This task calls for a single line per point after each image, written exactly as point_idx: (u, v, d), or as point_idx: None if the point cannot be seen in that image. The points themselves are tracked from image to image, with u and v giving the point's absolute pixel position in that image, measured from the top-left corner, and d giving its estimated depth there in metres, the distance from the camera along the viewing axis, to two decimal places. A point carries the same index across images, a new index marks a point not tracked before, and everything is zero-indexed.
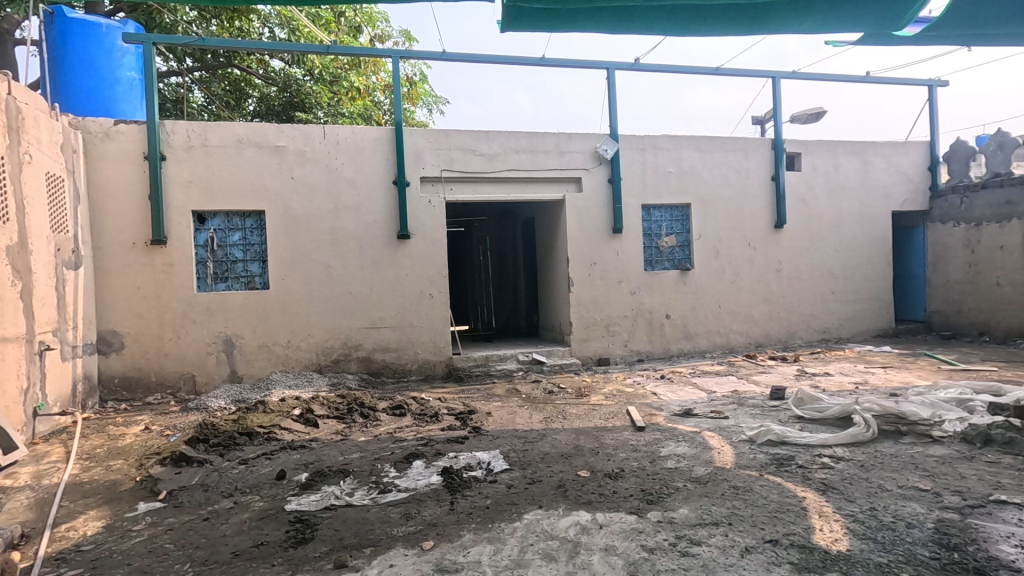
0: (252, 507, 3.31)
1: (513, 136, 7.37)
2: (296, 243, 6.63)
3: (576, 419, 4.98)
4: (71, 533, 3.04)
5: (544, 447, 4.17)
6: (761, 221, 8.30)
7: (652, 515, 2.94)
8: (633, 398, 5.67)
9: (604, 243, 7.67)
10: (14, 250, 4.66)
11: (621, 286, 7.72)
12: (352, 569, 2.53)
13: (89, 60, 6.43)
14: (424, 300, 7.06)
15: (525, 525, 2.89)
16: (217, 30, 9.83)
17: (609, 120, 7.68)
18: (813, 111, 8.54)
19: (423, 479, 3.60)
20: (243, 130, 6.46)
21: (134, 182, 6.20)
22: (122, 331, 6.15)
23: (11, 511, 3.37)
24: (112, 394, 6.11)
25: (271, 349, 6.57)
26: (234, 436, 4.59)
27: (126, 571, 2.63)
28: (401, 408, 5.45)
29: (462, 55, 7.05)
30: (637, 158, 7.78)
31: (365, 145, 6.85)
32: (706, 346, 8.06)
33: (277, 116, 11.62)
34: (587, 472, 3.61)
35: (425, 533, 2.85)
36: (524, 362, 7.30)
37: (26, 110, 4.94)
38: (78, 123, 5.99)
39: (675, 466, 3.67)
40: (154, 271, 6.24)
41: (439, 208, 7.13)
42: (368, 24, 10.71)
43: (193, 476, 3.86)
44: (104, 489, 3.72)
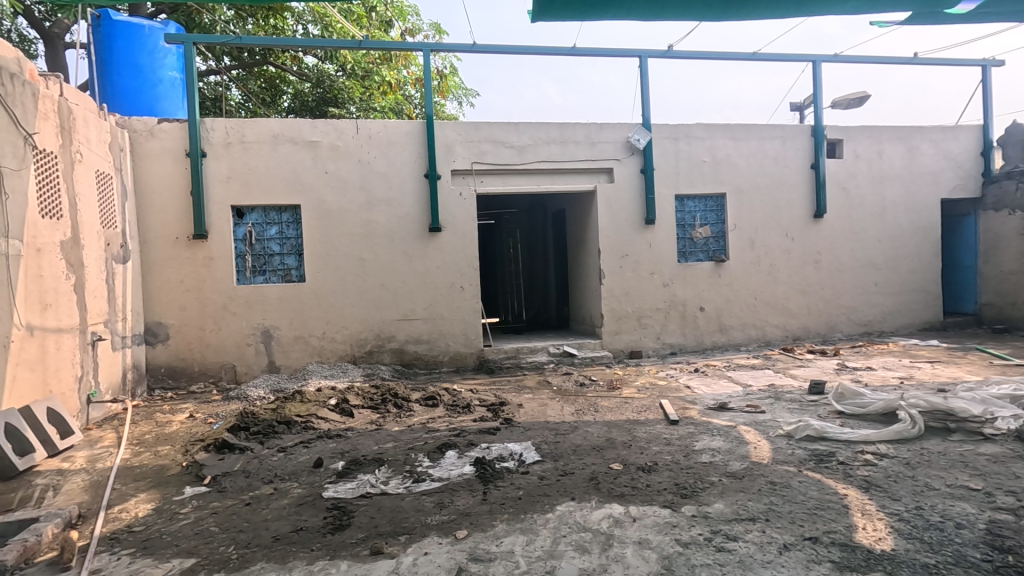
0: (291, 493, 3.41)
1: (543, 127, 7.33)
2: (330, 236, 6.75)
3: (608, 412, 4.94)
4: (124, 514, 3.19)
5: (576, 439, 4.16)
6: (799, 211, 8.05)
7: (686, 509, 2.91)
8: (665, 392, 5.60)
9: (636, 235, 7.56)
10: (67, 245, 4.89)
11: (653, 278, 7.61)
12: (388, 555, 2.58)
13: (134, 61, 6.67)
14: (455, 292, 7.11)
15: (558, 517, 2.89)
16: (253, 29, 10.07)
17: (642, 109, 7.55)
18: (856, 96, 8.21)
19: (455, 468, 3.64)
20: (278, 126, 6.61)
21: (177, 179, 6.41)
22: (166, 322, 6.39)
23: (68, 492, 3.56)
24: (158, 382, 6.36)
25: (307, 340, 6.72)
26: (273, 424, 4.74)
27: (174, 552, 2.74)
28: (433, 399, 5.52)
29: (493, 47, 7.03)
30: (669, 147, 7.64)
31: (397, 139, 6.92)
32: (741, 340, 7.89)
33: (311, 112, 11.82)
34: (619, 465, 3.58)
35: (458, 522, 2.88)
36: (556, 354, 7.28)
37: (76, 111, 5.15)
38: (124, 123, 6.22)
39: (710, 460, 3.61)
40: (196, 264, 6.46)
41: (470, 200, 7.15)
42: (399, 18, 10.75)
43: (235, 462, 4.00)
44: (153, 473, 3.89)
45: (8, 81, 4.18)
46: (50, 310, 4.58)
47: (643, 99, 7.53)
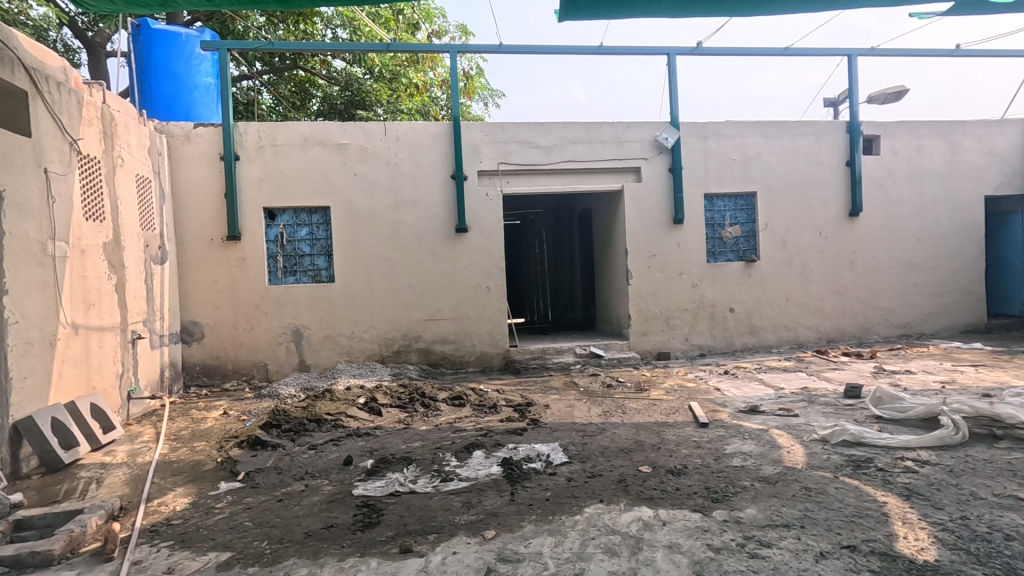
0: (322, 490, 3.46)
1: (570, 127, 7.29)
2: (358, 236, 6.84)
3: (636, 414, 4.89)
4: (163, 507, 3.29)
5: (603, 441, 4.13)
6: (834, 209, 7.84)
7: (717, 513, 2.85)
8: (695, 394, 5.52)
9: (664, 234, 7.47)
10: (109, 247, 5.06)
11: (681, 278, 7.51)
12: (417, 554, 2.60)
13: (171, 68, 6.88)
14: (482, 293, 7.13)
15: (587, 519, 2.87)
16: (284, 34, 10.27)
17: (670, 107, 7.45)
18: (893, 91, 7.96)
19: (483, 468, 3.65)
20: (309, 129, 6.73)
21: (211, 182, 6.58)
22: (202, 321, 6.57)
23: (111, 485, 3.69)
24: (194, 380, 6.54)
25: (336, 339, 6.82)
26: (303, 422, 4.83)
27: (210, 546, 2.81)
28: (460, 399, 5.54)
29: (520, 47, 7.03)
30: (698, 145, 7.52)
31: (424, 140, 6.98)
32: (773, 341, 7.72)
33: (339, 115, 12.01)
34: (648, 468, 3.54)
35: (486, 522, 2.89)
36: (582, 355, 7.24)
37: (118, 117, 5.34)
38: (162, 128, 6.43)
39: (741, 464, 3.54)
40: (230, 265, 6.62)
41: (496, 200, 7.17)
42: (426, 21, 10.83)
43: (268, 459, 4.09)
44: (189, 468, 4.00)
45: (54, 88, 4.36)
46: (93, 309, 4.75)
47: (671, 98, 7.43)
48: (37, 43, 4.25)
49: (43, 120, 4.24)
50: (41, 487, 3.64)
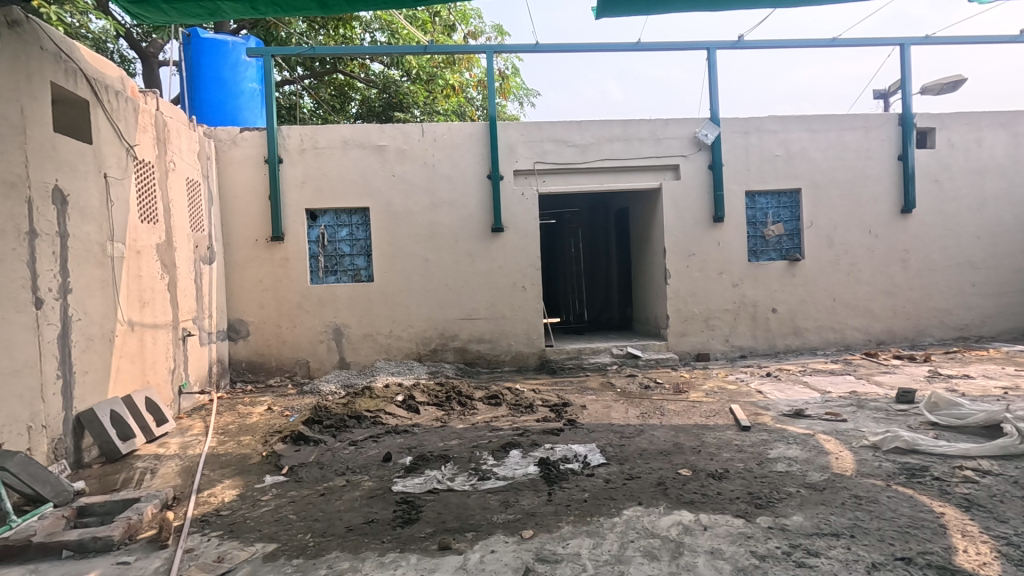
0: (362, 486, 3.53)
1: (606, 125, 7.22)
2: (396, 236, 6.96)
3: (675, 416, 4.81)
4: (212, 499, 3.42)
5: (641, 443, 4.07)
6: (884, 206, 7.51)
7: (761, 520, 2.77)
8: (736, 396, 5.38)
9: (703, 233, 7.32)
10: (162, 247, 5.30)
11: (721, 278, 7.34)
12: (456, 551, 2.62)
13: (218, 74, 7.13)
14: (517, 292, 7.14)
15: (625, 521, 2.84)
16: (324, 39, 10.49)
17: (710, 103, 7.29)
18: (949, 81, 7.57)
19: (520, 468, 3.65)
20: (349, 132, 6.88)
21: (256, 185, 6.80)
22: (247, 319, 6.80)
23: (164, 476, 3.86)
24: (240, 375, 6.77)
25: (375, 338, 6.95)
26: (344, 418, 4.95)
27: (257, 536, 2.91)
28: (496, 398, 5.57)
29: (556, 46, 7.01)
30: (739, 141, 7.33)
31: (461, 141, 7.03)
32: (818, 343, 7.46)
33: (377, 117, 12.21)
34: (688, 471, 3.47)
35: (524, 522, 2.89)
36: (619, 355, 7.16)
37: (170, 123, 5.58)
38: (211, 133, 6.69)
39: (786, 470, 3.44)
40: (274, 265, 6.83)
41: (532, 200, 7.16)
42: (462, 22, 10.88)
43: (310, 454, 4.20)
44: (236, 461, 4.14)
45: (112, 97, 4.58)
46: (148, 307, 4.98)
47: (711, 93, 7.27)
48: (97, 55, 4.48)
49: (103, 127, 4.47)
50: (101, 476, 3.84)
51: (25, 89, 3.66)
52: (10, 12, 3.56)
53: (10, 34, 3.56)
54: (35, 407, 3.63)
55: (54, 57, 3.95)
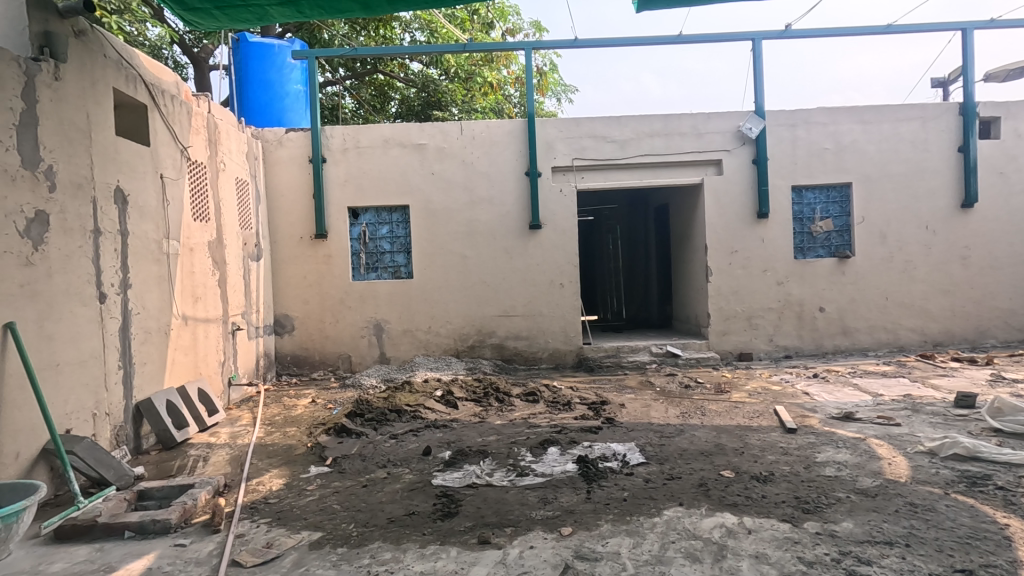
0: (403, 478, 3.60)
1: (646, 120, 7.11)
2: (435, 234, 7.05)
3: (717, 416, 4.70)
4: (261, 487, 3.56)
5: (682, 443, 4.01)
6: (942, 200, 7.14)
7: (809, 525, 2.69)
8: (781, 398, 5.22)
9: (747, 230, 7.12)
10: (213, 244, 5.51)
11: (765, 276, 7.12)
12: (495, 546, 2.64)
13: (265, 77, 7.35)
14: (555, 290, 7.12)
15: (666, 522, 2.80)
16: (366, 40, 10.63)
17: (755, 95, 7.08)
18: (1016, 67, 7.13)
19: (558, 465, 3.65)
20: (389, 131, 6.99)
21: (301, 184, 7.00)
22: (292, 314, 7.01)
23: (216, 464, 4.03)
24: (285, 369, 7.00)
25: (414, 334, 7.06)
26: (385, 412, 5.05)
27: (303, 524, 3.01)
28: (534, 395, 5.58)
29: (595, 40, 6.94)
30: (785, 135, 7.09)
31: (499, 138, 7.05)
32: (869, 344, 7.16)
33: (416, 116, 12.36)
34: (730, 473, 3.40)
35: (563, 519, 2.88)
36: (658, 354, 7.06)
37: (221, 125, 5.80)
38: (258, 134, 6.92)
39: (835, 475, 3.31)
40: (317, 262, 7.01)
41: (571, 196, 7.13)
42: (501, 19, 10.86)
43: (353, 446, 4.31)
44: (283, 451, 4.29)
45: (168, 101, 4.80)
46: (200, 302, 5.19)
47: (756, 85, 7.06)
48: (154, 61, 4.70)
49: (159, 130, 4.68)
50: (158, 463, 4.04)
51: (90, 95, 3.88)
52: (76, 22, 3.78)
53: (77, 43, 3.79)
54: (99, 396, 3.84)
55: (116, 64, 4.17)
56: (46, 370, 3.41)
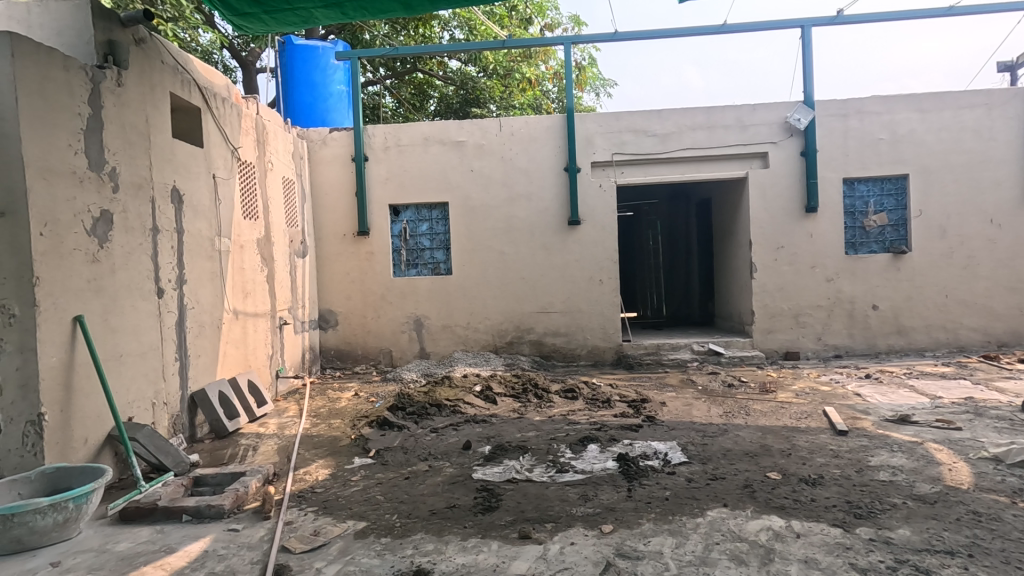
0: (444, 472, 3.65)
1: (688, 113, 6.95)
2: (474, 230, 7.10)
3: (762, 417, 4.57)
4: (308, 476, 3.67)
5: (725, 443, 3.92)
6: (1009, 192, 6.72)
7: (862, 531, 2.59)
8: (830, 398, 5.04)
9: (794, 225, 6.88)
10: (262, 241, 5.71)
11: (814, 272, 6.87)
12: (536, 541, 2.65)
13: (310, 78, 7.56)
14: (594, 286, 7.06)
15: (709, 523, 2.75)
16: (406, 40, 10.77)
17: (803, 85, 6.82)
18: None
19: (598, 463, 3.62)
20: (429, 129, 7.07)
21: (344, 183, 7.16)
22: (336, 309, 7.19)
23: (265, 453, 4.19)
24: (330, 362, 7.19)
25: (453, 329, 7.13)
26: (425, 406, 5.13)
27: (348, 514, 3.09)
28: (573, 392, 5.56)
29: (636, 33, 6.83)
30: (836, 125, 6.81)
31: (538, 134, 7.03)
32: (926, 344, 6.82)
33: (455, 114, 12.48)
34: (777, 475, 3.30)
35: (604, 517, 2.87)
36: (699, 352, 6.91)
37: (268, 126, 6.00)
38: (304, 134, 7.11)
39: (890, 479, 3.18)
40: (360, 258, 7.17)
41: (610, 191, 7.04)
42: (539, 15, 10.81)
43: (395, 439, 4.40)
44: (328, 443, 4.41)
45: (220, 104, 4.99)
46: (250, 297, 5.40)
47: (805, 74, 6.80)
48: (206, 66, 4.90)
49: (212, 132, 4.88)
50: (212, 451, 4.23)
51: (149, 100, 4.07)
52: (137, 31, 3.98)
53: (137, 51, 3.98)
54: (158, 386, 4.04)
55: (172, 70, 4.36)
56: (110, 360, 3.60)
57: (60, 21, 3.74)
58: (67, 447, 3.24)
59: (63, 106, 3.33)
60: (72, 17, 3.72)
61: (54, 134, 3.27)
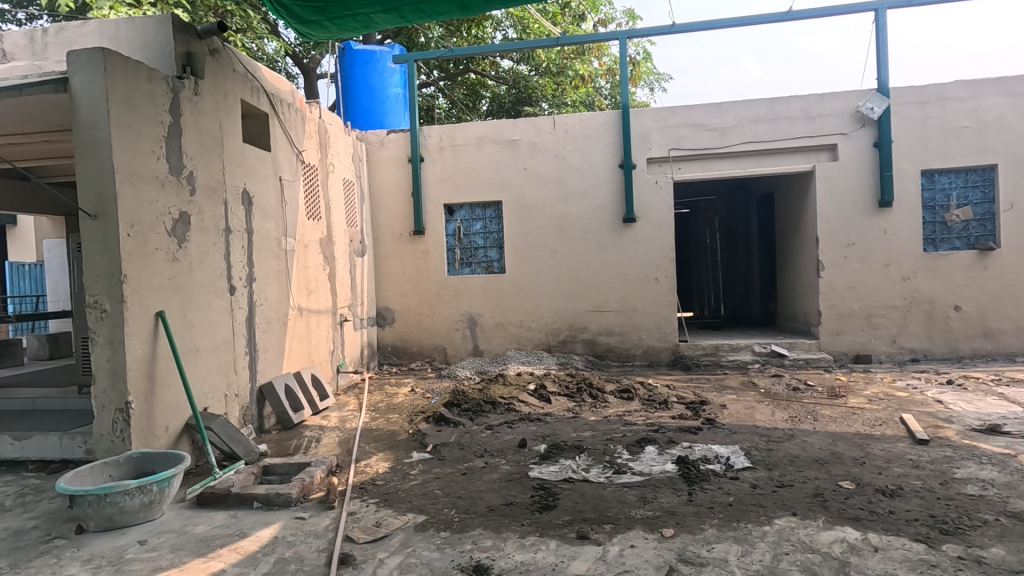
0: (500, 468, 3.67)
1: (750, 105, 6.69)
2: (528, 228, 7.10)
3: (832, 422, 4.35)
4: (369, 469, 3.78)
5: (792, 449, 3.75)
6: None
7: (948, 548, 2.41)
8: (908, 405, 4.73)
9: (866, 220, 6.50)
10: (324, 241, 5.92)
11: (888, 271, 6.47)
12: (595, 542, 2.62)
13: (367, 83, 7.77)
14: (649, 285, 6.92)
15: (777, 532, 2.63)
16: (460, 41, 10.88)
17: (877, 72, 6.43)
18: None
19: (657, 465, 3.54)
20: (483, 128, 7.12)
21: (401, 183, 7.32)
22: (393, 307, 7.37)
23: (328, 445, 4.35)
24: (387, 359, 7.38)
25: (507, 327, 7.16)
26: (480, 403, 5.18)
27: (408, 507, 3.15)
28: (629, 392, 5.47)
29: (694, 24, 6.64)
30: (914, 113, 6.37)
31: (592, 130, 6.95)
32: (1016, 348, 6.30)
33: (507, 113, 12.55)
34: (851, 484, 3.12)
35: (664, 520, 2.80)
36: (761, 354, 6.65)
37: (330, 129, 6.22)
38: (362, 137, 7.33)
39: (979, 494, 2.94)
40: (415, 257, 7.32)
41: (667, 188, 6.88)
42: (593, 10, 10.68)
43: (451, 434, 4.46)
44: (387, 437, 4.52)
45: (285, 109, 5.21)
46: (313, 294, 5.61)
47: (879, 60, 6.40)
48: (274, 73, 5.12)
49: (279, 136, 5.10)
50: (279, 441, 4.43)
51: (222, 107, 4.29)
52: (212, 42, 4.21)
53: (212, 60, 4.21)
54: (230, 378, 4.27)
55: (243, 78, 4.58)
56: (188, 354, 3.83)
57: (144, 35, 4.00)
58: (151, 434, 3.46)
59: (147, 115, 3.56)
60: (155, 32, 3.97)
61: (139, 141, 3.49)
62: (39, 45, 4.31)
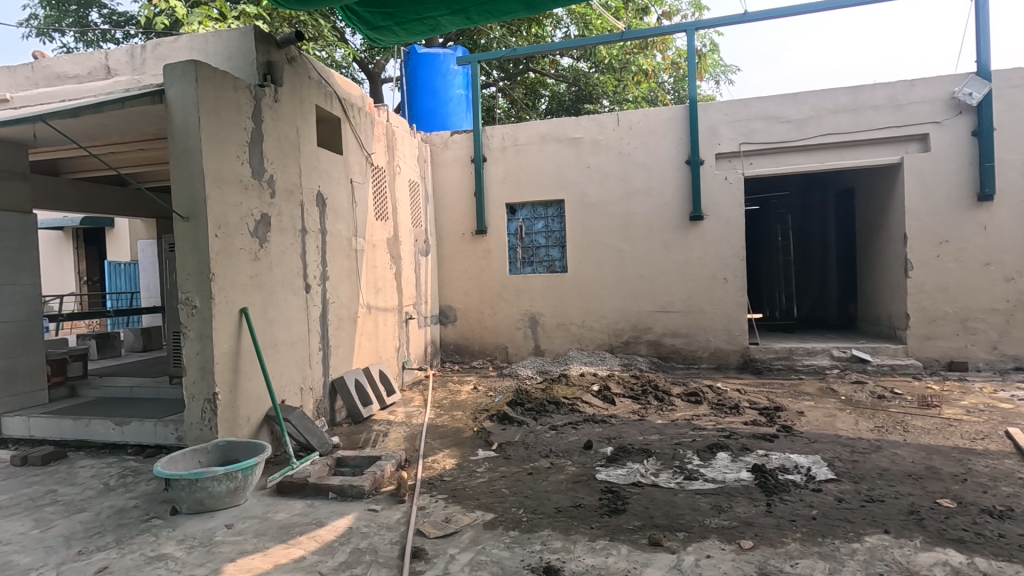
0: (566, 469, 3.64)
1: (830, 95, 6.31)
2: (590, 227, 7.01)
3: (925, 434, 4.03)
4: (436, 465, 3.84)
5: (880, 461, 3.50)
6: None
7: None
8: (1014, 418, 4.31)
9: (962, 215, 5.98)
10: (391, 240, 6.08)
11: (988, 271, 5.93)
12: (668, 549, 2.54)
13: (431, 85, 7.92)
14: (717, 285, 6.67)
15: (868, 550, 2.46)
16: (521, 40, 10.91)
17: (977, 54, 5.90)
18: None
19: (731, 473, 3.40)
20: (546, 127, 7.10)
21: (463, 183, 7.40)
22: (455, 305, 7.48)
23: (396, 439, 4.46)
24: (449, 356, 7.50)
25: (568, 327, 7.11)
26: (544, 403, 5.16)
27: (476, 504, 3.18)
28: (696, 395, 5.28)
29: (768, 12, 6.33)
30: (1020, 98, 5.80)
31: (657, 126, 6.77)
32: None
33: (567, 111, 12.47)
34: (951, 502, 2.87)
35: (741, 531, 2.68)
36: (840, 358, 6.27)
37: (397, 131, 6.37)
38: (427, 138, 7.47)
39: None
40: (477, 256, 7.39)
41: (737, 184, 6.60)
42: (657, 3, 10.41)
43: (516, 433, 4.47)
44: (452, 433, 4.58)
45: (356, 113, 5.38)
46: (381, 293, 5.78)
47: (979, 41, 5.87)
48: (345, 79, 5.31)
49: (350, 140, 5.28)
50: (350, 435, 4.58)
51: (299, 113, 4.49)
52: (289, 51, 4.41)
53: (289, 69, 4.41)
54: (305, 372, 4.45)
55: (317, 84, 4.77)
56: (268, 348, 4.03)
57: (229, 47, 4.24)
58: (235, 423, 3.67)
59: (233, 122, 3.77)
60: (238, 44, 4.20)
61: (226, 148, 3.70)
62: (138, 61, 4.65)
